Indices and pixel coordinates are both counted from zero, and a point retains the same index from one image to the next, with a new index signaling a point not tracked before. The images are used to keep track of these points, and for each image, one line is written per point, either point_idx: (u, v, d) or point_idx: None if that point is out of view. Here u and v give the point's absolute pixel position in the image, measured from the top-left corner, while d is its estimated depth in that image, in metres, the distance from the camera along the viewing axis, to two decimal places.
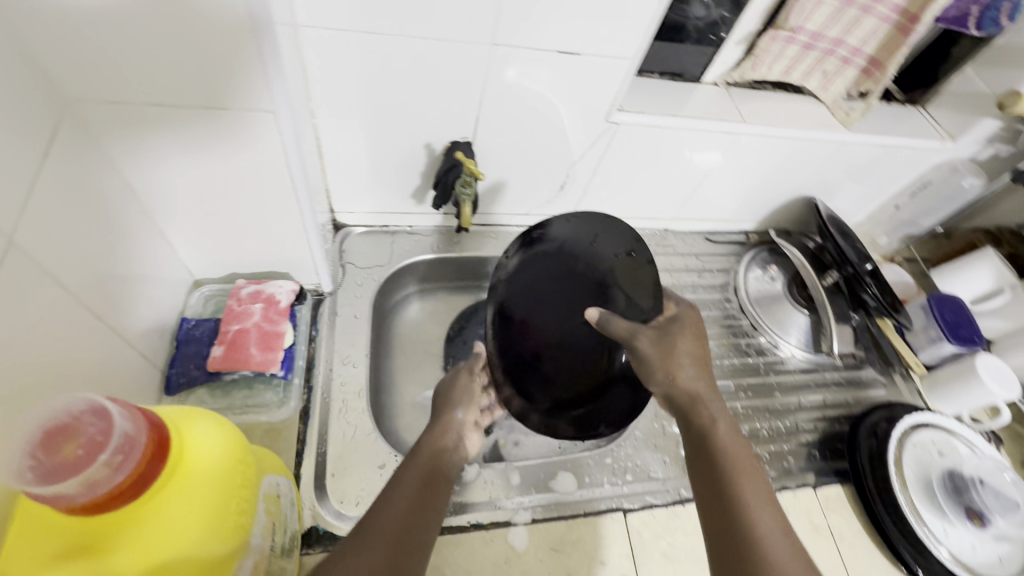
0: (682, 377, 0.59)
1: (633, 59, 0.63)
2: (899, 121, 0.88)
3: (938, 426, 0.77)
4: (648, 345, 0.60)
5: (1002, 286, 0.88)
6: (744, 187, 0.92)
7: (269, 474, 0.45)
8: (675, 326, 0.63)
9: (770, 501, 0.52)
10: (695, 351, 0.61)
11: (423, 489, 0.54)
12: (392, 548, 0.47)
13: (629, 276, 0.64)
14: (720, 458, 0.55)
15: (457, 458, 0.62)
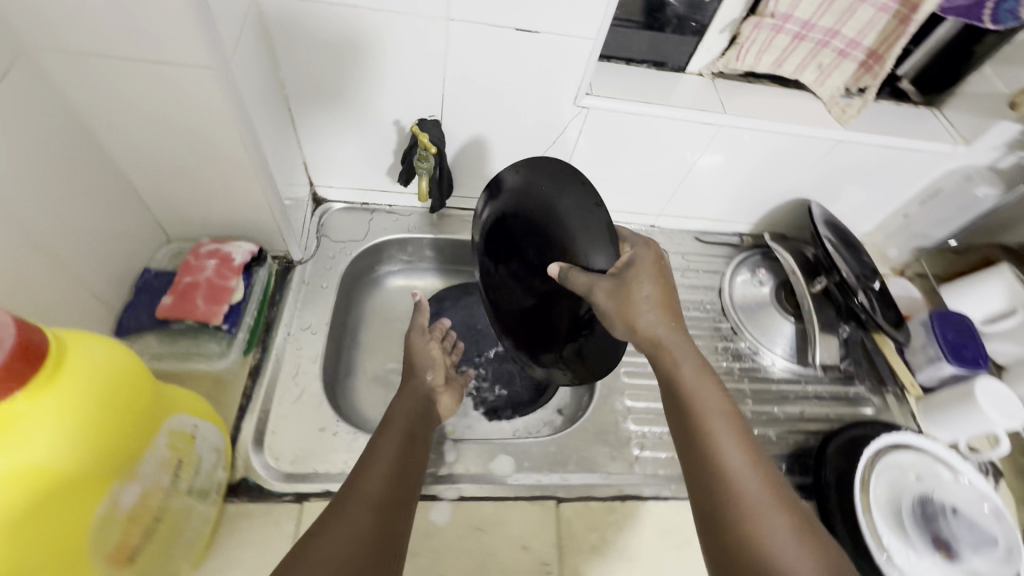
0: (641, 324, 0.59)
1: (595, 39, 0.62)
2: (907, 122, 0.82)
3: (922, 449, 0.71)
4: (604, 299, 0.60)
5: (1015, 306, 0.81)
6: (734, 185, 0.88)
7: (179, 413, 0.48)
8: (633, 273, 0.61)
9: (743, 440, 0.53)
10: (656, 293, 0.60)
11: (409, 437, 0.58)
12: (379, 508, 0.48)
13: (583, 224, 0.65)
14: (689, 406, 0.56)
15: (432, 421, 0.65)
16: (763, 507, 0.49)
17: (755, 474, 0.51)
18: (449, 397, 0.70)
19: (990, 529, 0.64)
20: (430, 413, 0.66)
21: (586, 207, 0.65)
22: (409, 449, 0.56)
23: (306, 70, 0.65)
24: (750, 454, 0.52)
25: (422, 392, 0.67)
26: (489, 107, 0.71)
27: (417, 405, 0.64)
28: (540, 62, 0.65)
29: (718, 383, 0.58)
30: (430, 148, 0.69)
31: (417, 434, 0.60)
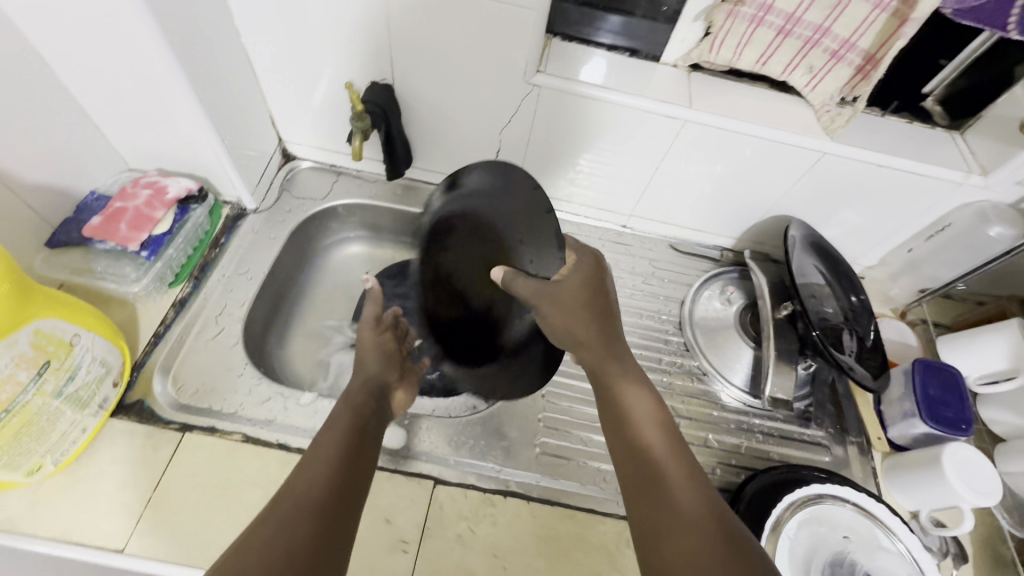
0: (586, 336, 0.55)
1: (538, 10, 0.60)
2: (916, 143, 0.72)
3: (863, 508, 0.62)
4: (554, 310, 0.55)
5: (1018, 368, 0.69)
6: (708, 193, 0.81)
7: (53, 318, 0.53)
8: (580, 283, 0.55)
9: (678, 455, 0.48)
10: (598, 305, 0.56)
11: (359, 433, 0.53)
12: (316, 514, 0.43)
13: (535, 232, 0.59)
14: (625, 421, 0.52)
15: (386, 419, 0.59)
16: (693, 522, 0.42)
17: (689, 487, 0.45)
18: (403, 393, 0.65)
19: None
20: (382, 406, 0.60)
21: (535, 212, 0.59)
22: (357, 444, 0.51)
23: (260, 22, 0.66)
24: (686, 468, 0.47)
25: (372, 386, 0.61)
26: (440, 74, 0.70)
27: (370, 400, 0.58)
28: (485, 31, 0.64)
29: (658, 399, 0.54)
30: (358, 106, 0.70)
31: (369, 430, 0.54)
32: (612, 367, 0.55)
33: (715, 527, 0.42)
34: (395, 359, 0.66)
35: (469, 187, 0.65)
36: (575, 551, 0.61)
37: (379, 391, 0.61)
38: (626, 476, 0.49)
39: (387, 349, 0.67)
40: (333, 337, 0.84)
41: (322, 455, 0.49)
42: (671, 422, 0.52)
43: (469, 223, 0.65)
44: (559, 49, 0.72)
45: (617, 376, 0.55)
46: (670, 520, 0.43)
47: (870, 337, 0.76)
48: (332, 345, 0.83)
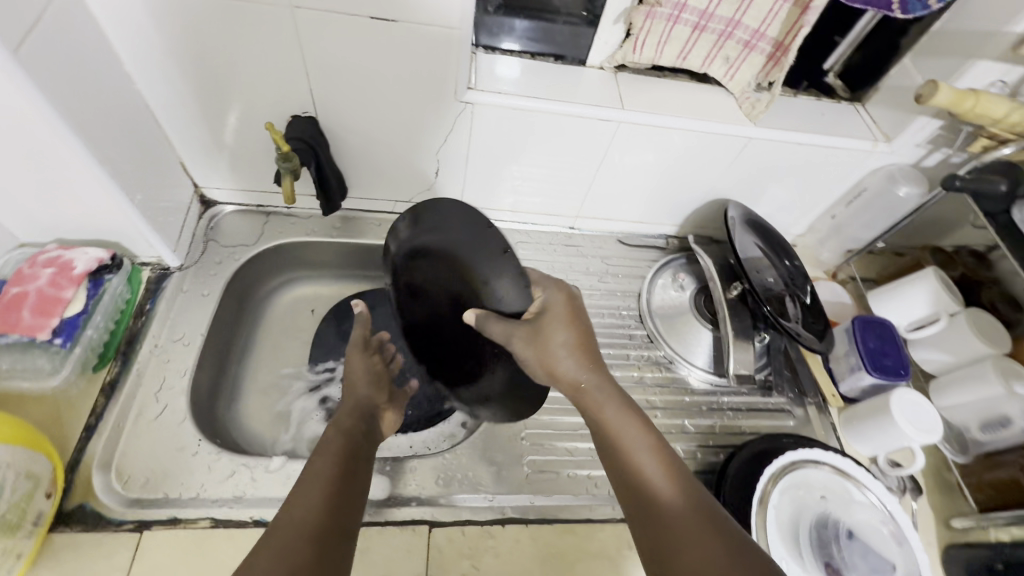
0: (561, 371, 0.52)
1: (461, 28, 0.59)
2: (827, 118, 0.77)
3: (832, 466, 0.66)
4: (524, 347, 0.52)
5: (939, 312, 0.77)
6: (650, 186, 0.83)
7: None
8: (549, 324, 0.53)
9: (667, 465, 0.49)
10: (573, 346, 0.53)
11: (351, 455, 0.52)
12: (314, 537, 0.42)
13: (493, 266, 0.56)
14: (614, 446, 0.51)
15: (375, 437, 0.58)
16: (689, 532, 0.45)
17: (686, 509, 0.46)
18: (392, 414, 0.64)
19: (884, 552, 0.60)
20: (372, 428, 0.59)
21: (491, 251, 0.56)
22: (350, 470, 0.50)
23: (157, 66, 0.60)
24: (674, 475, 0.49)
25: (362, 411, 0.59)
26: (367, 100, 0.66)
27: (359, 423, 0.57)
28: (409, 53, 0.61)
29: (644, 416, 0.52)
30: (284, 147, 0.64)
31: (361, 452, 0.53)
32: (592, 396, 0.52)
33: (710, 532, 0.44)
34: (383, 381, 0.65)
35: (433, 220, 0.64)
36: (579, 564, 0.61)
37: (371, 414, 0.60)
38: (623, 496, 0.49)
39: (381, 373, 0.66)
40: (292, 385, 0.79)
41: (315, 482, 0.47)
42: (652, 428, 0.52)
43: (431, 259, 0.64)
44: (485, 62, 0.71)
45: (601, 407, 0.52)
46: (670, 534, 0.45)
47: (809, 298, 0.81)
48: (291, 397, 0.78)
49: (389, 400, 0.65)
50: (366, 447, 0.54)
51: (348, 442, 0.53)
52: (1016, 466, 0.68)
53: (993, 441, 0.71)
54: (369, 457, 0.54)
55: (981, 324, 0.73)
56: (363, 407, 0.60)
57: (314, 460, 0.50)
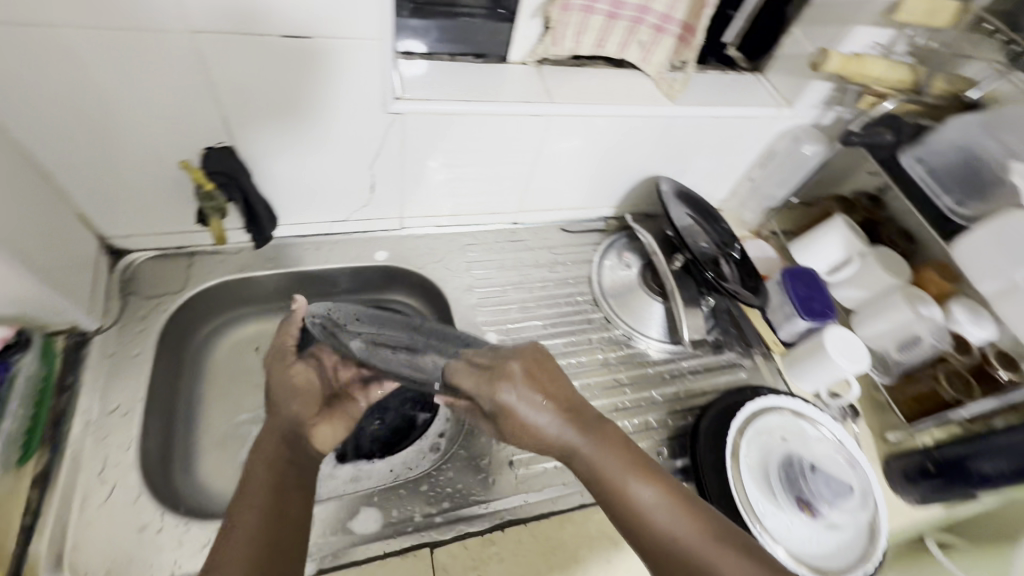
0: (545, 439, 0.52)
1: (381, 39, 0.57)
2: (735, 90, 0.83)
3: (786, 409, 0.73)
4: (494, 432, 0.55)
5: (852, 255, 0.87)
6: (585, 174, 0.85)
7: None
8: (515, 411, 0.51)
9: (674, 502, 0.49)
10: (548, 414, 0.52)
11: (279, 492, 0.49)
12: None
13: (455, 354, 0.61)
14: (610, 488, 0.50)
15: (308, 461, 0.55)
16: (702, 551, 0.46)
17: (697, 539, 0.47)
18: (327, 429, 0.58)
19: (839, 477, 0.67)
20: (302, 452, 0.55)
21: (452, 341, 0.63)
22: (278, 512, 0.48)
23: (34, 112, 0.53)
24: (675, 496, 0.50)
25: (289, 434, 0.55)
26: (287, 122, 0.62)
27: (285, 450, 0.53)
28: (329, 68, 0.58)
29: (637, 459, 0.52)
30: (207, 184, 0.63)
31: (289, 485, 0.51)
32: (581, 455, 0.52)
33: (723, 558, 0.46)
34: (311, 393, 0.60)
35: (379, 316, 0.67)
36: (581, 549, 0.63)
37: (295, 433, 0.55)
38: (631, 535, 0.49)
39: (307, 387, 0.60)
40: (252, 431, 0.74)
41: (244, 532, 0.45)
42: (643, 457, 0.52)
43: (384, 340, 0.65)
44: (409, 68, 0.69)
45: (595, 464, 0.51)
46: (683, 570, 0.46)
47: (736, 254, 0.87)
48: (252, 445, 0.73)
49: (323, 413, 0.59)
50: (303, 477, 0.52)
51: (276, 476, 0.50)
52: (932, 378, 0.78)
53: (909, 359, 0.81)
54: (305, 485, 0.52)
55: (885, 259, 0.84)
56: (290, 429, 0.55)
57: (240, 500, 0.48)
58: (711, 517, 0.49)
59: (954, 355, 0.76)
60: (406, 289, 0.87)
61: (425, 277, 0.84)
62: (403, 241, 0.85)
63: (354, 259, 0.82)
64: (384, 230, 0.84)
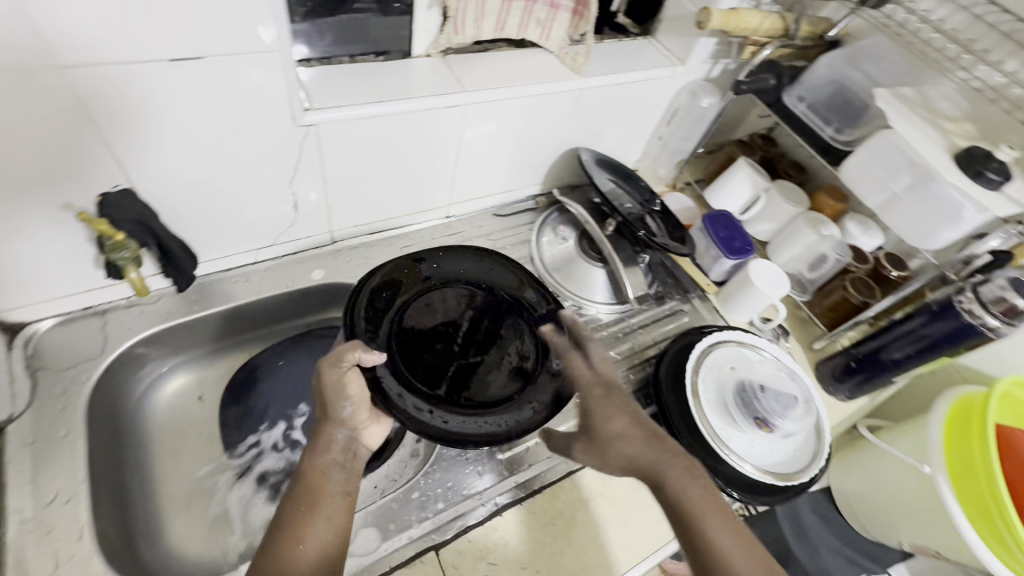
0: (629, 460, 0.53)
1: (279, 51, 0.54)
2: (632, 55, 0.87)
3: (729, 341, 0.80)
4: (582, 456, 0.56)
5: (758, 192, 0.95)
6: (507, 156, 0.86)
7: None
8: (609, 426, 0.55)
9: (749, 553, 0.48)
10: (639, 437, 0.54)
11: (323, 500, 0.51)
12: None
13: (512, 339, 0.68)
14: (692, 523, 0.49)
15: (353, 468, 0.55)
16: None
17: None
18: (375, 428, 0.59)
19: (788, 391, 0.72)
20: (352, 459, 0.55)
21: (501, 328, 0.68)
22: (322, 520, 0.50)
23: None
24: (753, 550, 0.48)
25: (340, 443, 0.54)
26: (220, 145, 0.59)
27: (337, 456, 0.54)
28: (231, 87, 0.55)
29: (722, 504, 0.51)
30: (117, 235, 0.56)
31: (335, 494, 0.52)
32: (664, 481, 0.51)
33: None
34: (368, 399, 0.57)
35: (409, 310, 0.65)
36: (577, 513, 0.66)
37: (349, 441, 0.55)
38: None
39: (361, 394, 0.56)
40: (218, 483, 0.70)
41: (286, 543, 0.48)
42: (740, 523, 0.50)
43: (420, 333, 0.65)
44: (310, 76, 0.66)
45: (680, 494, 0.50)
46: None
47: (657, 207, 0.92)
48: (222, 496, 0.69)
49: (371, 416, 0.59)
50: (350, 484, 0.54)
51: (323, 484, 0.52)
52: (841, 288, 0.86)
53: (821, 275, 0.90)
54: (352, 491, 0.54)
55: (786, 190, 0.93)
56: (344, 437, 0.55)
57: (289, 504, 0.51)
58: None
59: (856, 264, 0.86)
60: None
61: None
62: (337, 255, 0.82)
63: (291, 284, 0.78)
64: (315, 247, 0.81)
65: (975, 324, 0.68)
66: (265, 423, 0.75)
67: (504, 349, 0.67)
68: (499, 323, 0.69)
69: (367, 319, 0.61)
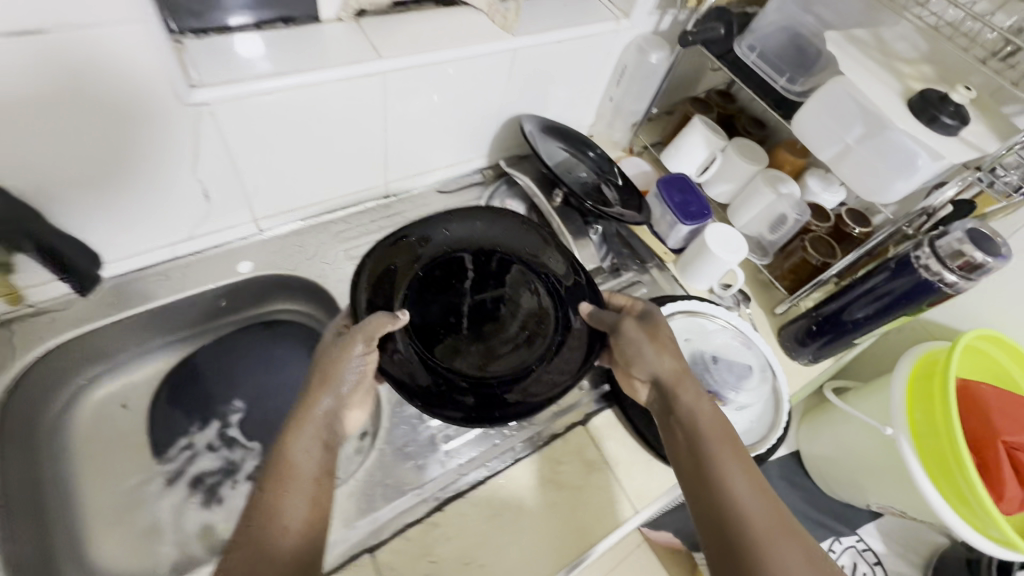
0: (661, 358, 0.61)
1: (143, 20, 0.48)
2: (572, 10, 0.80)
3: (684, 313, 0.76)
4: (632, 329, 0.63)
5: (715, 152, 0.89)
6: (444, 127, 0.80)
7: None
8: (656, 321, 0.64)
9: (744, 462, 0.54)
10: (670, 359, 0.61)
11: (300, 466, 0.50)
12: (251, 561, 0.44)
13: (527, 302, 0.69)
14: (696, 427, 0.56)
15: (334, 445, 0.53)
16: (748, 505, 0.50)
17: (750, 490, 0.51)
18: (358, 410, 0.57)
19: (737, 359, 0.72)
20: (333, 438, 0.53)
21: (515, 290, 0.70)
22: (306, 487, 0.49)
23: None
24: (746, 461, 0.54)
25: (324, 417, 0.53)
26: (132, 133, 0.55)
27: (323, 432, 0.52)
28: (87, 65, 0.48)
29: (727, 424, 0.57)
30: None
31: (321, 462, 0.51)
32: (681, 388, 0.59)
33: (771, 517, 0.50)
34: (365, 375, 0.55)
35: (413, 293, 0.66)
36: (524, 502, 0.63)
37: (331, 417, 0.54)
38: (689, 465, 0.55)
39: (366, 369, 0.55)
40: (149, 494, 0.66)
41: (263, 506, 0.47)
42: (737, 441, 0.56)
43: (432, 308, 0.66)
44: (204, 47, 0.59)
45: (689, 403, 0.58)
46: (721, 503, 0.51)
47: (618, 174, 0.90)
48: (153, 506, 0.66)
49: (365, 395, 0.57)
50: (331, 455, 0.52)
51: (302, 448, 0.51)
52: (801, 249, 0.83)
53: (781, 237, 0.86)
54: (332, 469, 0.52)
55: (743, 148, 0.88)
56: (328, 408, 0.53)
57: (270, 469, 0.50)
58: (780, 503, 0.51)
59: (816, 223, 0.83)
60: (285, 295, 0.80)
61: (301, 278, 0.78)
62: (267, 246, 0.77)
63: (216, 278, 0.73)
64: (242, 238, 0.75)
65: (932, 280, 0.65)
66: (197, 423, 0.72)
67: (520, 313, 0.68)
68: (515, 285, 0.70)
69: (372, 309, 0.61)
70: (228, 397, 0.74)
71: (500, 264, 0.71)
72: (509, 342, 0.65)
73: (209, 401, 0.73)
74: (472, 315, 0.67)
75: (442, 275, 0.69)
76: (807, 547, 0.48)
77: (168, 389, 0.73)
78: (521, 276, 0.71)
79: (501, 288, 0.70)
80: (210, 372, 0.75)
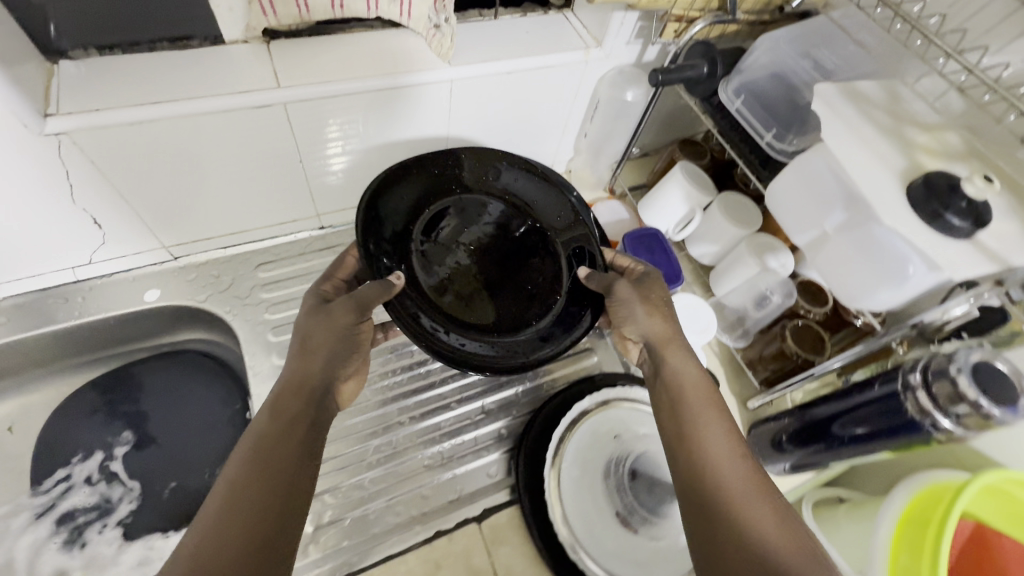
0: (647, 319, 0.55)
1: None
2: (533, 36, 0.70)
3: (621, 403, 0.66)
4: (623, 288, 0.57)
5: (693, 207, 0.76)
6: (379, 158, 0.72)
7: None
8: (651, 282, 0.58)
9: (733, 436, 0.47)
10: (658, 321, 0.55)
11: (278, 438, 0.43)
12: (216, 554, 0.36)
13: (539, 259, 0.63)
14: (681, 395, 0.51)
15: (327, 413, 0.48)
16: (736, 479, 0.44)
17: (738, 464, 0.45)
18: (351, 383, 0.53)
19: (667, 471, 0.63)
20: (324, 408, 0.48)
21: (527, 244, 0.63)
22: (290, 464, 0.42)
23: None
24: (736, 435, 0.48)
25: (309, 387, 0.47)
26: None
27: (307, 405, 0.46)
28: None
29: (718, 394, 0.51)
30: None
31: (309, 439, 0.45)
32: (666, 352, 0.54)
33: (762, 494, 0.43)
34: (349, 339, 0.51)
35: (422, 229, 0.60)
36: None
37: (324, 387, 0.48)
38: (671, 437, 0.49)
39: (344, 333, 0.50)
40: (13, 531, 0.63)
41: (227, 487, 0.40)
42: (727, 409, 0.50)
43: (440, 249, 0.61)
44: (82, 69, 0.55)
45: (675, 370, 0.53)
46: (704, 478, 0.45)
47: None
48: (11, 542, 0.63)
49: (358, 367, 0.54)
50: (320, 427, 0.46)
51: (287, 416, 0.45)
52: (781, 337, 0.69)
53: (765, 317, 0.72)
54: (317, 451, 0.45)
55: (730, 206, 0.74)
56: (320, 378, 0.48)
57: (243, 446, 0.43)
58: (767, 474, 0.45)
59: (807, 307, 0.68)
60: (198, 327, 0.75)
61: (210, 311, 0.72)
62: (180, 274, 0.72)
63: (115, 307, 0.69)
64: (153, 264, 0.71)
65: (921, 421, 0.50)
66: (81, 454, 0.68)
67: (531, 266, 0.62)
68: (531, 236, 0.64)
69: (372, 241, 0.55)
70: (119, 429, 0.70)
71: (510, 214, 0.65)
72: (516, 298, 0.60)
73: (99, 433, 0.70)
74: (483, 261, 0.62)
75: (455, 218, 0.63)
76: (795, 524, 0.42)
77: (62, 414, 0.70)
78: (533, 228, 0.64)
79: (516, 238, 0.64)
80: (107, 401, 0.72)
